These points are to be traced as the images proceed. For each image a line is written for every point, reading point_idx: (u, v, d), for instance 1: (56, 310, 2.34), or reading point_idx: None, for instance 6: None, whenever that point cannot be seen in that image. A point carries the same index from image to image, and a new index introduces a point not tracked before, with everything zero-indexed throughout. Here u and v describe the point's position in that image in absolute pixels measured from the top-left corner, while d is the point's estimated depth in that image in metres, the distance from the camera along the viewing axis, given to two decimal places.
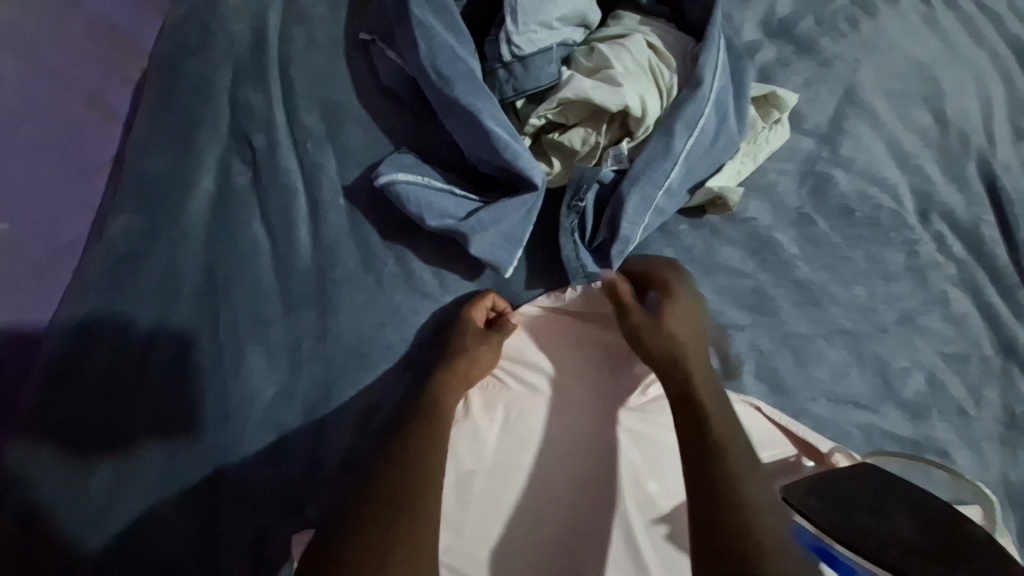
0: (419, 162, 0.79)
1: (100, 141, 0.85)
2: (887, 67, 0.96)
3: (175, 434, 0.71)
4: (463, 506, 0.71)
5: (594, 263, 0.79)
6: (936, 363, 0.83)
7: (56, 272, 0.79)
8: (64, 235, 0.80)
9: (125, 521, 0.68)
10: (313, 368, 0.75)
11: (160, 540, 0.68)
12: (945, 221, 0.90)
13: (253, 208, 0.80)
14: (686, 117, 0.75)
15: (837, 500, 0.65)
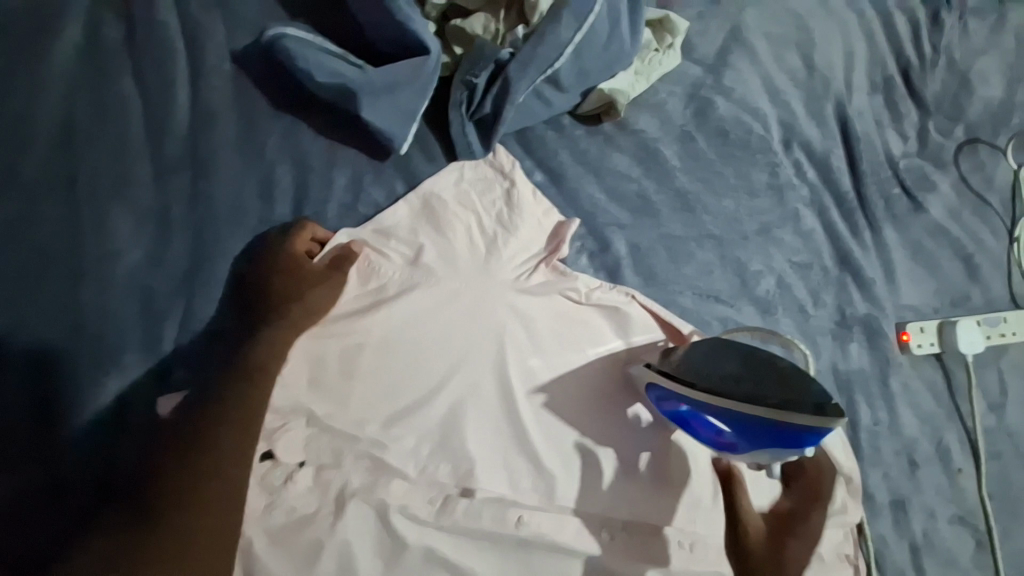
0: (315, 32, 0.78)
1: None
2: (769, 13, 1.07)
3: (20, 289, 0.65)
4: (352, 373, 0.75)
5: (478, 140, 0.84)
6: (785, 269, 0.96)
7: None
8: None
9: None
10: (193, 236, 0.72)
11: (2, 403, 0.63)
12: (804, 151, 1.02)
13: (125, 64, 0.73)
14: (575, 9, 0.80)
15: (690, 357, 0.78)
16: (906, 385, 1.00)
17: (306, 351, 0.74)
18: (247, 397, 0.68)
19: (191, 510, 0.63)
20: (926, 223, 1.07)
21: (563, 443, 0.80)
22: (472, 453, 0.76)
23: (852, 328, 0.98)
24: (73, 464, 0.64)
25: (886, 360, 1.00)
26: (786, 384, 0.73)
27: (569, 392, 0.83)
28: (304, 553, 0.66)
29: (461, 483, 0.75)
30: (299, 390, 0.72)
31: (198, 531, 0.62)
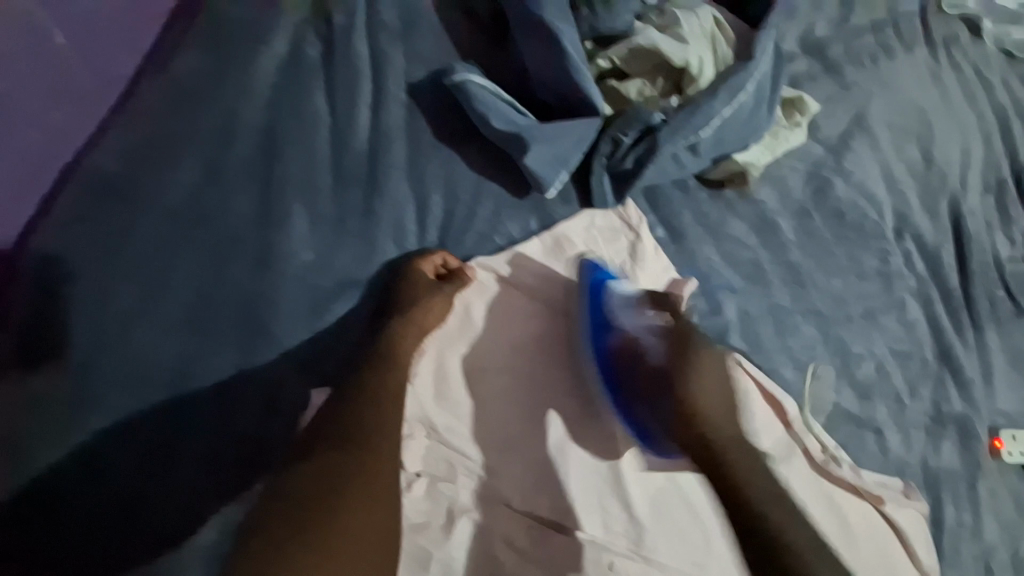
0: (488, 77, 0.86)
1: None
2: (894, 104, 1.10)
3: (213, 271, 0.74)
4: (470, 393, 0.80)
5: (612, 192, 0.88)
6: (886, 356, 0.96)
7: (96, 104, 0.81)
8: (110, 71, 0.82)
9: (156, 348, 0.71)
10: (353, 244, 0.79)
11: (184, 369, 0.71)
12: (914, 242, 1.04)
13: (320, 82, 0.81)
14: (731, 86, 0.83)
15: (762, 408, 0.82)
16: (992, 491, 0.96)
17: (436, 365, 0.79)
18: (382, 393, 0.72)
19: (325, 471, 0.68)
20: None
21: (655, 494, 0.81)
22: (571, 489, 0.79)
23: (948, 427, 0.97)
24: (230, 433, 0.71)
25: (977, 464, 0.97)
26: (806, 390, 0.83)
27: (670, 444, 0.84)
28: (416, 555, 0.73)
29: (558, 516, 0.78)
30: (428, 402, 0.78)
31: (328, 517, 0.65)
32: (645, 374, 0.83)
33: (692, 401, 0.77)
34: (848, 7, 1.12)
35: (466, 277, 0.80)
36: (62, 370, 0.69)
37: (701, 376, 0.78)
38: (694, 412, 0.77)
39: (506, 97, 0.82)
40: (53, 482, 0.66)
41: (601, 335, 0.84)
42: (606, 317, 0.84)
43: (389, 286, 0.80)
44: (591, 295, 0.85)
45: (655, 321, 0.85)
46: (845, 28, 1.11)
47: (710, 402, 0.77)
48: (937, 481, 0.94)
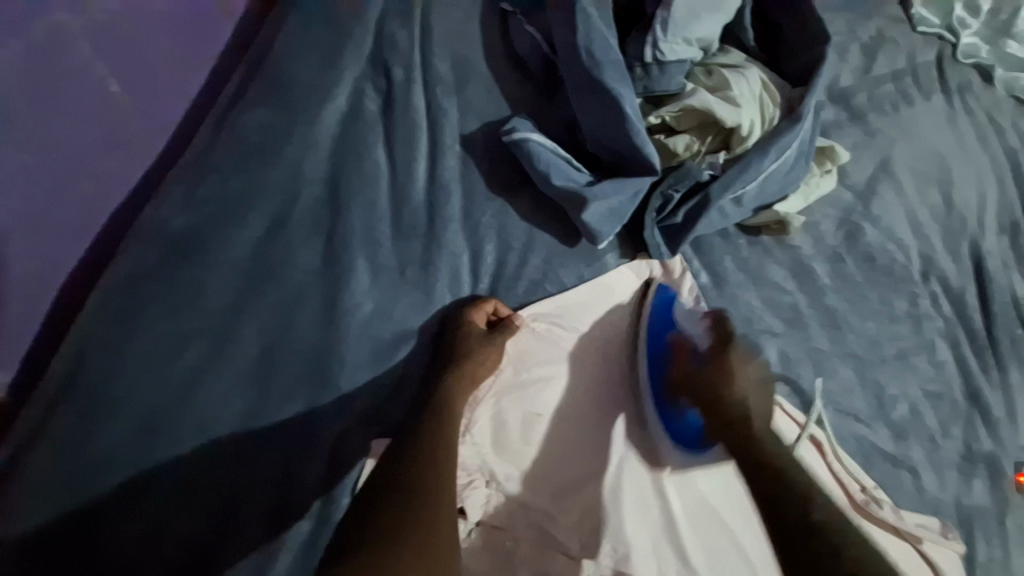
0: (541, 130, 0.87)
1: (214, 33, 0.86)
2: (916, 150, 1.14)
3: (280, 325, 0.74)
4: (527, 442, 0.80)
5: (664, 243, 0.89)
6: (919, 396, 0.99)
7: (145, 149, 0.81)
8: (159, 117, 0.82)
9: (224, 406, 0.71)
10: (413, 294, 0.80)
11: (252, 426, 0.72)
12: (940, 284, 1.08)
13: (379, 136, 0.83)
14: (781, 143, 0.85)
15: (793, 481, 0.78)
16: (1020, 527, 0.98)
17: (493, 413, 0.80)
18: (446, 440, 0.71)
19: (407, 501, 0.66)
20: None
21: (707, 534, 0.82)
22: (630, 538, 0.79)
23: (979, 465, 0.99)
24: (295, 489, 0.72)
25: (1007, 502, 0.99)
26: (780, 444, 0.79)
27: (721, 485, 0.85)
28: None
29: (617, 565, 0.77)
30: (487, 454, 0.79)
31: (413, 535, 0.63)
32: (677, 374, 0.84)
33: (725, 396, 0.79)
34: (870, 57, 1.17)
35: (515, 323, 0.82)
36: (129, 432, 0.67)
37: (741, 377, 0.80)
38: (749, 416, 0.78)
39: (563, 153, 0.83)
40: (121, 545, 0.65)
41: (657, 362, 0.84)
42: (670, 330, 0.86)
43: (442, 335, 0.80)
44: (656, 315, 0.86)
45: (704, 341, 0.83)
46: (867, 77, 1.16)
47: (741, 399, 0.79)
48: (971, 520, 0.97)
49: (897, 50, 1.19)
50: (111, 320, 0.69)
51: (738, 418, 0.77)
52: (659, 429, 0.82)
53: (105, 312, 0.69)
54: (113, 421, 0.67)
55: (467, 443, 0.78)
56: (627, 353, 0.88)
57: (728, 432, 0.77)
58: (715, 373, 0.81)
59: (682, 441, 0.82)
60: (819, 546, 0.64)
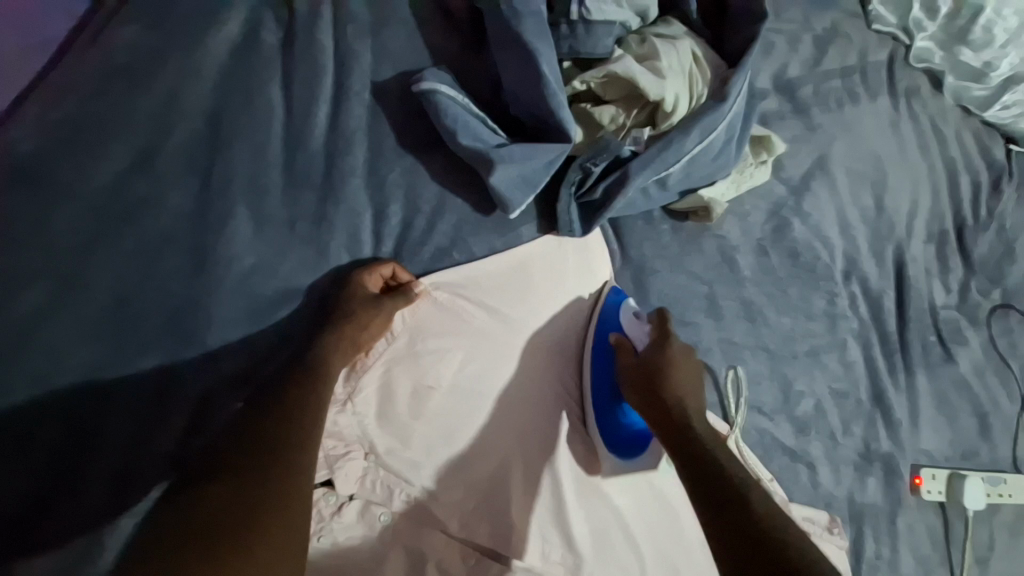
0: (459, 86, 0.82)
1: None
2: (854, 150, 1.13)
3: (140, 273, 0.68)
4: (416, 415, 0.77)
5: (579, 221, 0.86)
6: (825, 394, 1.00)
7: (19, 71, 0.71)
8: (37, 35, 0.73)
9: (67, 356, 0.65)
10: (302, 252, 0.75)
11: (102, 382, 0.66)
12: (860, 285, 1.08)
13: (277, 74, 0.76)
14: (704, 124, 0.82)
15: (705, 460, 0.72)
16: (907, 525, 1.02)
17: (380, 382, 0.76)
18: (312, 395, 0.69)
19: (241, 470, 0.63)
20: (953, 377, 1.10)
21: (596, 518, 0.81)
22: (513, 521, 0.77)
23: (875, 464, 1.02)
24: (146, 450, 0.66)
25: (897, 501, 1.02)
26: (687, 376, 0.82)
27: (618, 469, 0.83)
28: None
29: (495, 545, 0.77)
30: (368, 421, 0.75)
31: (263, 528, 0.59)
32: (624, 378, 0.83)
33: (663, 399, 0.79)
34: (821, 50, 1.15)
35: (411, 292, 0.78)
36: None
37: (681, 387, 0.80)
38: (678, 410, 0.78)
39: (477, 111, 0.79)
40: None
41: (605, 363, 0.86)
42: (614, 330, 0.86)
43: (328, 299, 0.76)
44: (603, 325, 0.86)
45: (646, 340, 0.85)
46: (816, 70, 1.13)
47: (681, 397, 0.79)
48: (860, 517, 0.99)
49: (849, 46, 1.17)
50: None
51: (678, 417, 0.77)
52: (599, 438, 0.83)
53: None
54: None
55: (346, 412, 0.75)
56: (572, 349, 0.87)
57: (675, 435, 0.76)
58: (658, 363, 0.81)
59: (624, 449, 0.83)
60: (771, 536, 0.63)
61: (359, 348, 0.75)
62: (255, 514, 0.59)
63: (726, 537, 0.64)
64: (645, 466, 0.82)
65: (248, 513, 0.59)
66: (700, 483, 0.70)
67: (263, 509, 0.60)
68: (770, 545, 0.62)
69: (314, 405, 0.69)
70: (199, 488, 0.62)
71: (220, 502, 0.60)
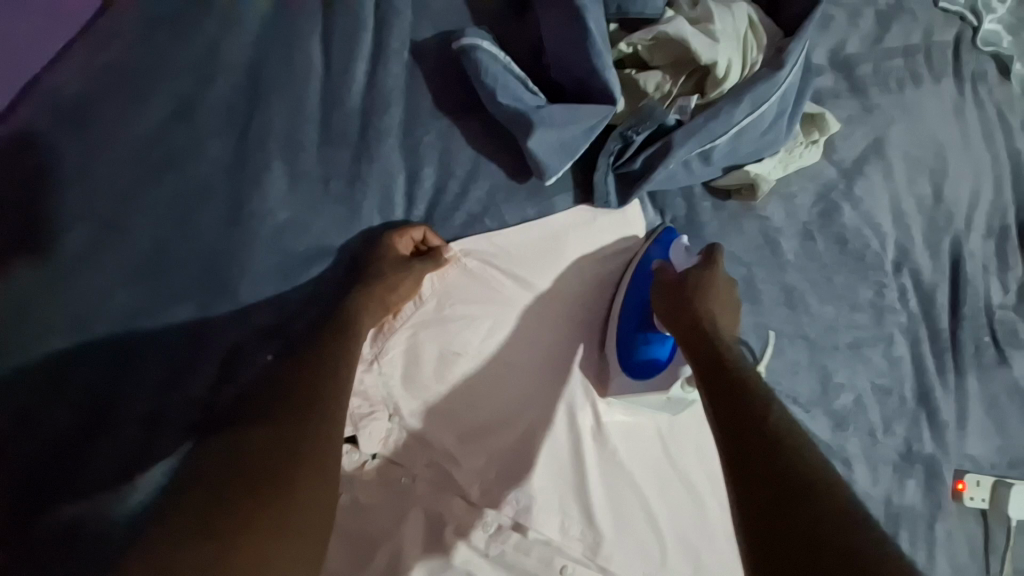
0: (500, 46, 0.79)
1: None
2: (913, 134, 1.06)
3: (178, 224, 0.68)
4: (441, 381, 0.76)
5: (615, 193, 0.83)
6: (866, 388, 0.95)
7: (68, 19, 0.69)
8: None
9: (106, 300, 0.66)
10: (335, 209, 0.74)
11: (139, 329, 0.67)
12: (911, 278, 1.02)
13: (317, 28, 0.75)
14: (757, 94, 0.78)
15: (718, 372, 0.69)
16: (947, 532, 0.96)
17: (407, 345, 0.76)
18: (340, 356, 0.69)
19: (265, 422, 0.64)
20: (1008, 380, 1.03)
21: (616, 497, 0.79)
22: (534, 491, 0.76)
23: (916, 466, 0.96)
24: (178, 399, 0.67)
25: (937, 506, 0.96)
26: (726, 302, 0.78)
27: (639, 448, 0.81)
28: (359, 542, 0.72)
29: (516, 516, 0.75)
30: (394, 382, 0.75)
31: (290, 488, 0.59)
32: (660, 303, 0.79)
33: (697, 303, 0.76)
34: (883, 26, 1.08)
35: (443, 257, 0.76)
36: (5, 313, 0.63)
37: (713, 295, 0.77)
38: (709, 328, 0.74)
39: (517, 72, 0.76)
40: None
41: (644, 288, 0.82)
42: (659, 258, 0.83)
43: (359, 259, 0.75)
44: (657, 249, 0.83)
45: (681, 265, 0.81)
46: (876, 48, 1.06)
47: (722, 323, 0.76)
48: (896, 520, 0.94)
49: (914, 24, 1.10)
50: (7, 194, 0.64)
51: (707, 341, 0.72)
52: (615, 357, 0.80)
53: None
54: None
55: (373, 371, 0.74)
56: (597, 317, 0.84)
57: (702, 349, 0.72)
58: (699, 283, 0.77)
59: (636, 371, 0.78)
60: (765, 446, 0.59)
61: (389, 310, 0.74)
62: (292, 463, 0.60)
63: (729, 418, 0.63)
64: (654, 386, 0.77)
65: (286, 461, 0.61)
66: (732, 392, 0.66)
67: (298, 460, 0.61)
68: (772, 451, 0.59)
69: (344, 366, 0.69)
70: (229, 438, 0.64)
71: (260, 447, 0.62)
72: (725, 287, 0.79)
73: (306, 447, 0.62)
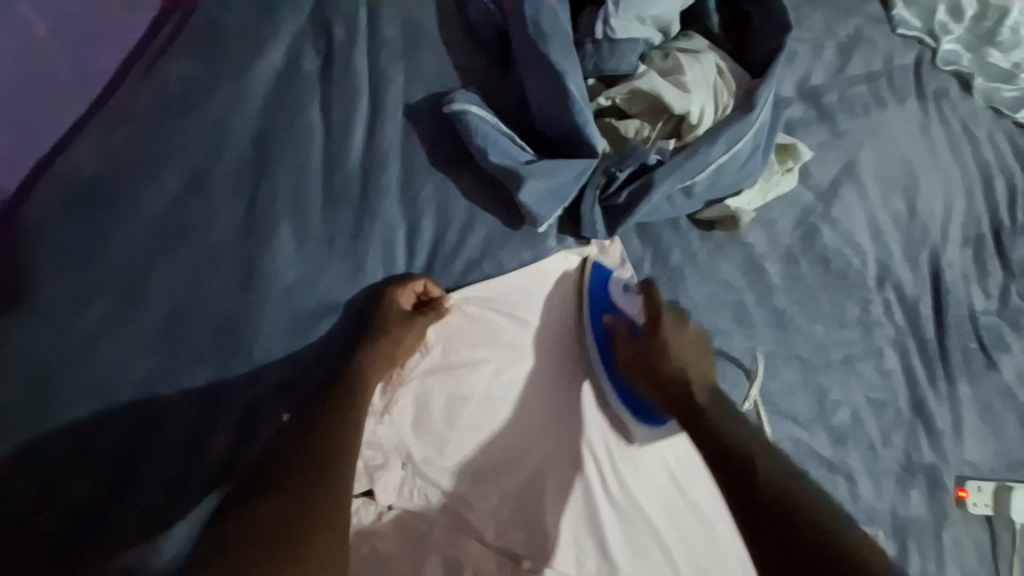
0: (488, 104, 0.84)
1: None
2: (883, 154, 1.12)
3: (193, 290, 0.71)
4: (450, 426, 0.78)
5: (602, 223, 0.86)
6: (862, 403, 0.98)
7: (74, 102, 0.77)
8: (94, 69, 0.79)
9: (126, 369, 0.68)
10: (341, 266, 0.78)
11: (159, 396, 0.69)
12: (895, 291, 1.06)
13: (316, 98, 0.80)
14: (730, 133, 0.83)
15: (709, 441, 0.71)
16: (954, 540, 0.97)
17: (416, 394, 0.78)
18: (350, 410, 0.71)
19: (276, 480, 0.65)
20: (997, 384, 1.06)
21: (627, 533, 0.80)
22: (547, 526, 0.78)
23: (917, 476, 0.98)
24: (197, 461, 0.69)
25: (941, 513, 0.98)
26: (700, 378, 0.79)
27: (645, 481, 0.82)
28: None
29: (530, 552, 0.77)
30: (406, 431, 0.78)
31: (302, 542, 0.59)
32: (622, 358, 0.84)
33: (664, 365, 0.80)
34: (845, 56, 1.15)
35: (443, 306, 0.80)
36: (29, 387, 0.65)
37: (671, 335, 0.82)
38: (691, 387, 0.78)
39: (506, 130, 0.82)
40: (11, 504, 0.63)
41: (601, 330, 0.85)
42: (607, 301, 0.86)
43: (365, 314, 0.79)
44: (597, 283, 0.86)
45: (640, 318, 0.86)
46: (840, 77, 1.13)
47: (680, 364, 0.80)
48: (904, 532, 0.95)
49: (873, 52, 1.17)
50: (34, 275, 0.67)
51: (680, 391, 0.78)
52: (606, 517, 0.79)
53: (19, 261, 0.67)
54: (21, 379, 0.65)
55: (385, 423, 0.77)
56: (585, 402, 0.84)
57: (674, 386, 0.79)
58: (653, 342, 0.82)
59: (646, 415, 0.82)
60: (767, 504, 0.62)
61: (396, 363, 0.77)
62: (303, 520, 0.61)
63: (736, 484, 0.66)
64: (671, 430, 0.80)
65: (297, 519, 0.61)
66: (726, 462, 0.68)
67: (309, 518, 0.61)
68: (783, 503, 0.61)
69: (354, 418, 0.71)
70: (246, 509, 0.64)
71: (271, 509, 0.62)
72: (699, 367, 0.81)
73: (316, 506, 0.63)
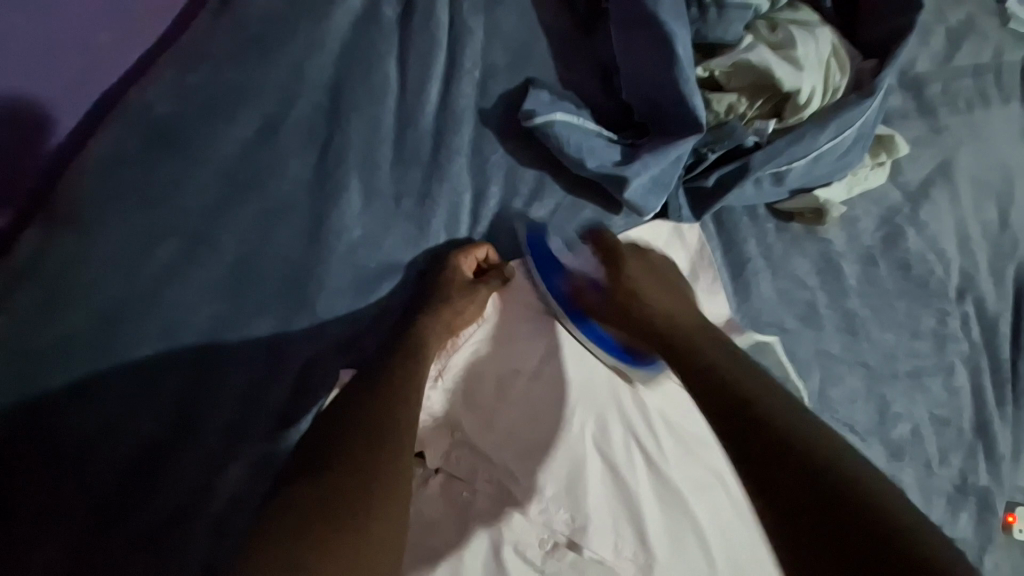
0: (557, 98, 0.78)
1: None
2: (982, 157, 1.03)
3: (259, 238, 0.70)
4: (501, 399, 0.77)
5: (687, 207, 0.82)
6: (924, 419, 0.93)
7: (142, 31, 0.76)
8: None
9: (190, 312, 0.68)
10: (406, 226, 0.75)
11: (221, 340, 0.69)
12: (974, 306, 0.99)
13: (393, 46, 0.76)
14: (842, 119, 0.77)
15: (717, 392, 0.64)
16: (1000, 566, 0.94)
17: (468, 363, 0.77)
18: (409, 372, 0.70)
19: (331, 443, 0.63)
20: None
21: (677, 531, 0.77)
22: (590, 512, 0.75)
23: (971, 499, 0.94)
24: (256, 409, 0.69)
25: (991, 539, 0.94)
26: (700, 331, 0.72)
27: (690, 475, 0.79)
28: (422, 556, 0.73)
29: (571, 534, 0.75)
30: (456, 398, 0.77)
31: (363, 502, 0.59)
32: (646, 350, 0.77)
33: (685, 344, 0.71)
34: (955, 44, 1.04)
35: (502, 277, 0.77)
36: (96, 324, 0.65)
37: (696, 342, 0.71)
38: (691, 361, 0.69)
39: (592, 128, 0.77)
40: (75, 433, 0.64)
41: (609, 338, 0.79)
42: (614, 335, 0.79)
43: (422, 279, 0.77)
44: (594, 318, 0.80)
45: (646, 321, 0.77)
46: (947, 66, 1.03)
47: (703, 341, 0.71)
48: None
49: (985, 43, 1.06)
50: (103, 209, 0.66)
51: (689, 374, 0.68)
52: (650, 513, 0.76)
53: (89, 196, 0.66)
54: (89, 313, 0.65)
55: (436, 388, 0.76)
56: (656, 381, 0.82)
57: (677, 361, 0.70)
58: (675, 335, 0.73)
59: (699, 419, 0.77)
60: (826, 495, 0.53)
61: (453, 331, 0.75)
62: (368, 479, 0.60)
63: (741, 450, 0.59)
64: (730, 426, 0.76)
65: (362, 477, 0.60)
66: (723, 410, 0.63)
67: (372, 485, 0.60)
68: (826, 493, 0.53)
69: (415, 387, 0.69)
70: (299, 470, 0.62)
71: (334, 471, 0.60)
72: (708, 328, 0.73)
73: (374, 465, 0.62)
